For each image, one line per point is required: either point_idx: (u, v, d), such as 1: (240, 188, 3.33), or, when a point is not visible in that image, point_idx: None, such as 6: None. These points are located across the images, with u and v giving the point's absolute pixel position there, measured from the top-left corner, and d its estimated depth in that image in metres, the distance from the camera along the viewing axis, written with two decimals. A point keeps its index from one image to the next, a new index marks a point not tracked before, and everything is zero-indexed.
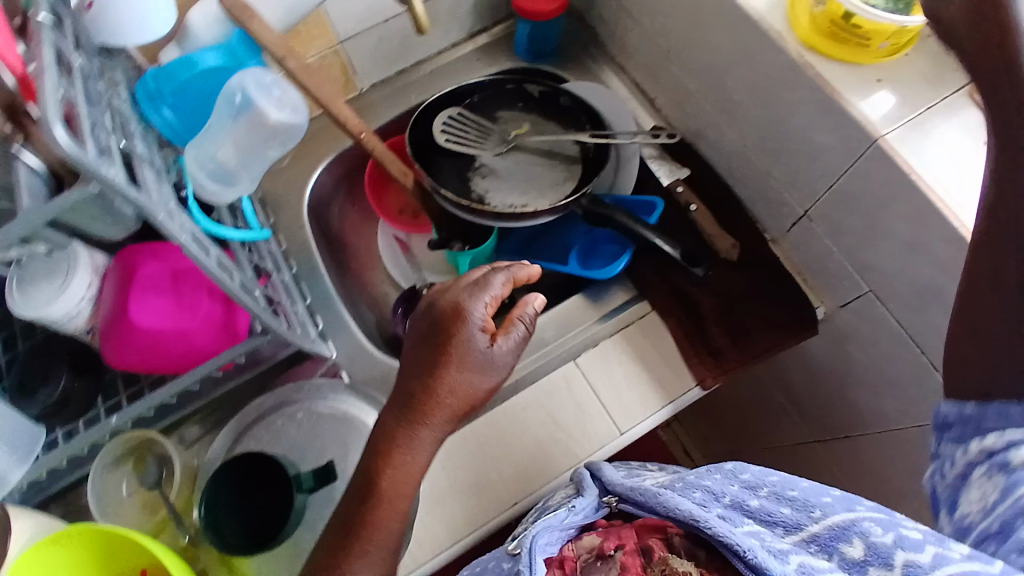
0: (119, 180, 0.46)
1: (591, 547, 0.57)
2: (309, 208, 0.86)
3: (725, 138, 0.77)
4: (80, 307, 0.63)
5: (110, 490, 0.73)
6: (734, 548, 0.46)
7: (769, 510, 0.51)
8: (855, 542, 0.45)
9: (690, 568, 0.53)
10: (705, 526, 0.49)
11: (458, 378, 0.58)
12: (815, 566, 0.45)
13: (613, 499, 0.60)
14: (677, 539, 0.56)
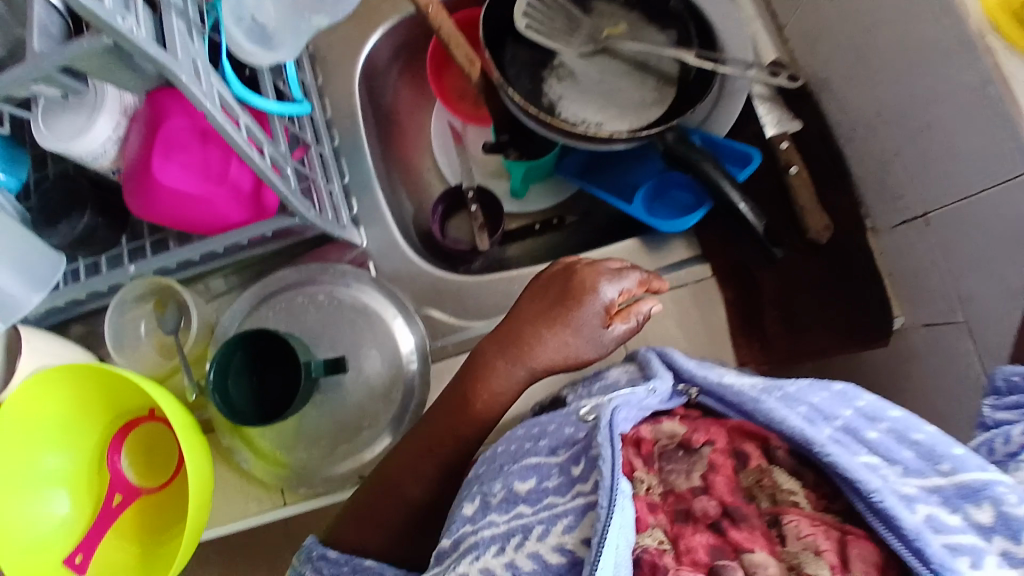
0: (137, 35, 0.40)
1: (671, 433, 0.48)
2: (361, 76, 0.77)
3: (857, 98, 0.65)
4: (106, 149, 0.56)
5: (127, 328, 0.69)
6: (859, 486, 0.39)
7: (888, 445, 0.42)
8: (984, 505, 0.38)
9: (798, 490, 0.43)
10: (820, 449, 0.42)
11: (560, 351, 0.56)
12: (945, 522, 0.38)
13: (693, 389, 0.51)
14: (781, 452, 0.45)
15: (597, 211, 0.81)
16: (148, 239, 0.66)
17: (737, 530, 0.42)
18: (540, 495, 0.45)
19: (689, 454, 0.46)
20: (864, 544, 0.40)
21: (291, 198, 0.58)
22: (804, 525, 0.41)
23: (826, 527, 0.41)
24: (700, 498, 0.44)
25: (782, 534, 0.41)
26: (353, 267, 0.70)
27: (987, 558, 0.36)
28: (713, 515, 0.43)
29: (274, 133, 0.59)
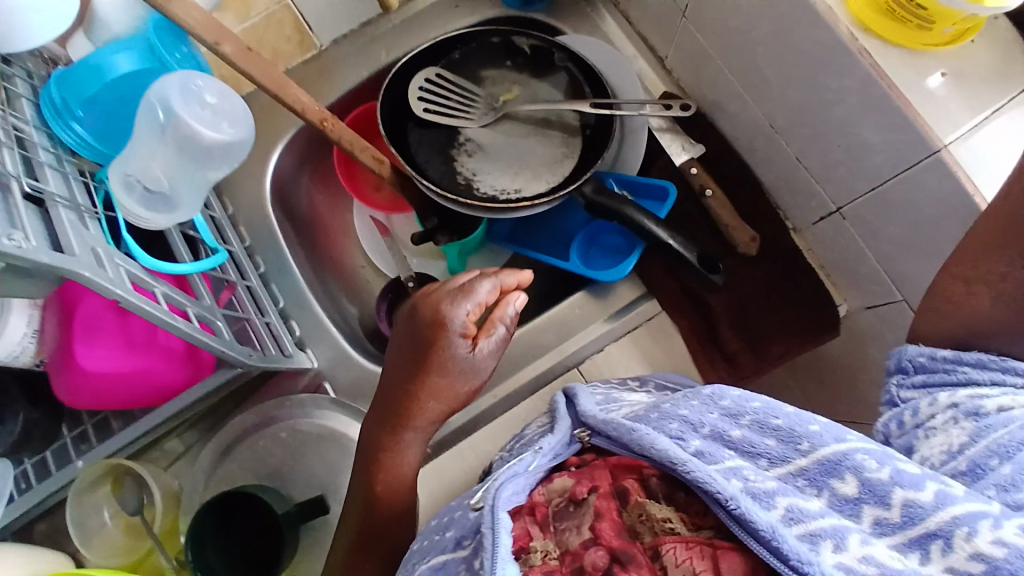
0: (25, 248, 0.38)
1: (562, 489, 0.44)
2: (271, 193, 0.74)
3: (749, 113, 0.67)
4: (25, 346, 0.53)
5: (88, 518, 0.64)
6: (714, 496, 0.37)
7: (751, 440, 0.42)
8: (846, 478, 0.38)
9: (672, 515, 0.41)
10: (677, 466, 0.39)
11: (438, 384, 0.55)
12: (804, 510, 0.37)
13: (584, 433, 0.48)
14: (654, 480, 0.43)
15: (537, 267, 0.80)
16: (88, 423, 0.63)
17: (624, 573, 0.38)
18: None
19: (578, 508, 0.43)
20: (734, 554, 0.37)
21: (228, 351, 0.55)
22: (678, 550, 0.38)
23: (700, 546, 0.38)
24: (590, 550, 0.40)
25: (662, 564, 0.38)
26: (310, 393, 0.68)
27: (850, 538, 0.35)
28: (602, 565, 0.39)
29: (196, 292, 0.57)
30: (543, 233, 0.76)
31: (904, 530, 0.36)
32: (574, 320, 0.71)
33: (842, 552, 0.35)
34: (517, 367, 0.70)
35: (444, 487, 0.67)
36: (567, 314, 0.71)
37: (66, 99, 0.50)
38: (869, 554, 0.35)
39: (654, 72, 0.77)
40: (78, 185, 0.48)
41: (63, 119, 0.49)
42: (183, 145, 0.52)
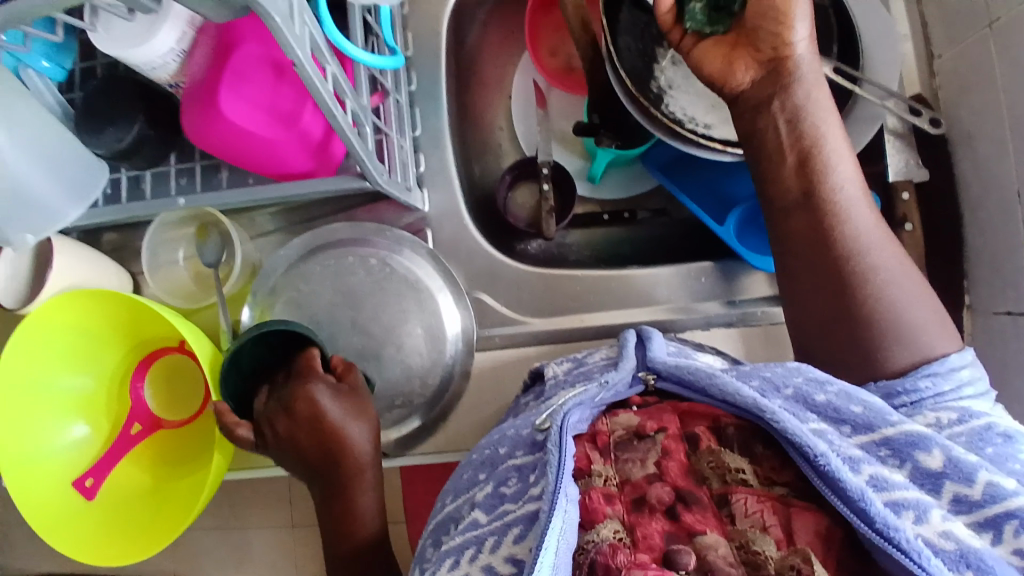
0: None
1: (627, 424, 0.43)
2: (451, 14, 0.68)
3: (1002, 169, 0.58)
4: (168, 61, 0.48)
5: (165, 249, 0.66)
6: (804, 450, 0.36)
7: (835, 406, 0.41)
8: (933, 452, 0.38)
9: (746, 466, 0.40)
10: (772, 417, 0.38)
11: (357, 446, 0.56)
12: (889, 480, 0.36)
13: (650, 377, 0.44)
14: (731, 429, 0.42)
15: (672, 211, 0.74)
16: (197, 162, 0.61)
17: (688, 513, 0.39)
18: (495, 502, 0.41)
19: (644, 442, 0.42)
20: (808, 515, 0.38)
21: (367, 163, 0.51)
22: (750, 501, 0.39)
23: (772, 502, 0.38)
24: (654, 484, 0.40)
25: (731, 513, 0.38)
26: (410, 234, 0.66)
27: (932, 512, 0.35)
28: (666, 501, 0.39)
29: (357, 86, 0.51)
30: (705, 184, 0.67)
31: (982, 508, 0.36)
32: (691, 287, 0.67)
33: (922, 524, 0.35)
34: (613, 306, 0.67)
35: (492, 384, 0.65)
36: (685, 276, 0.67)
37: None
38: (949, 530, 0.34)
39: (915, 64, 0.66)
40: None
41: None
42: None
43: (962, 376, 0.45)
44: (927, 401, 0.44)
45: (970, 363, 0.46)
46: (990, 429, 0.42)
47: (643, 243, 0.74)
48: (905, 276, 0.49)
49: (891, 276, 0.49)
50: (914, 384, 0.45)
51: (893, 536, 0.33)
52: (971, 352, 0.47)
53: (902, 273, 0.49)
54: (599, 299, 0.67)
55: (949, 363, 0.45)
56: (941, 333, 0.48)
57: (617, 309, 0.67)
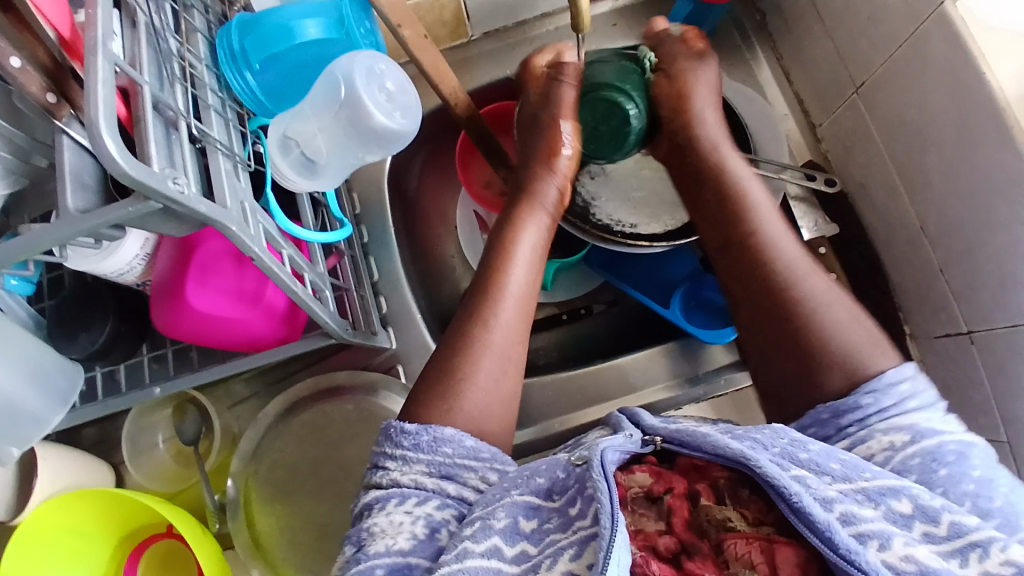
0: (185, 192, 0.38)
1: (641, 482, 0.45)
2: (389, 169, 0.75)
3: (900, 211, 0.65)
4: (133, 266, 0.51)
5: (146, 434, 0.67)
6: (781, 490, 0.39)
7: (817, 461, 0.43)
8: (901, 498, 0.41)
9: (733, 514, 0.43)
10: (757, 465, 0.40)
11: (516, 282, 0.59)
12: (858, 515, 0.40)
13: (657, 438, 0.45)
14: (722, 481, 0.44)
15: (625, 299, 0.79)
16: (169, 348, 0.64)
17: (690, 561, 0.41)
18: (540, 534, 0.44)
19: (654, 503, 0.44)
20: (788, 549, 0.40)
21: (330, 324, 0.56)
22: (739, 544, 0.41)
23: (759, 542, 0.41)
24: (663, 536, 0.43)
25: (725, 559, 0.41)
26: (383, 374, 0.68)
27: (895, 540, 0.39)
28: (672, 551, 0.42)
29: (311, 257, 0.57)
30: (645, 273, 0.74)
31: (949, 541, 0.40)
32: (658, 369, 0.71)
33: (886, 551, 0.38)
34: (591, 402, 0.70)
35: None
36: (647, 360, 0.71)
37: (244, 48, 0.49)
38: (911, 554, 0.38)
39: (801, 135, 0.75)
40: (236, 133, 0.46)
41: (237, 66, 0.48)
42: (352, 128, 0.49)
43: (903, 389, 0.48)
44: (873, 418, 0.47)
45: (909, 376, 0.49)
46: (942, 446, 0.45)
47: (605, 334, 0.79)
48: (822, 290, 0.55)
49: (813, 294, 0.55)
50: (858, 402, 0.48)
51: (855, 560, 0.37)
52: (910, 365, 0.50)
53: (831, 298, 0.55)
54: (572, 398, 0.70)
55: (890, 379, 0.49)
56: (879, 353, 0.52)
57: (590, 407, 0.70)
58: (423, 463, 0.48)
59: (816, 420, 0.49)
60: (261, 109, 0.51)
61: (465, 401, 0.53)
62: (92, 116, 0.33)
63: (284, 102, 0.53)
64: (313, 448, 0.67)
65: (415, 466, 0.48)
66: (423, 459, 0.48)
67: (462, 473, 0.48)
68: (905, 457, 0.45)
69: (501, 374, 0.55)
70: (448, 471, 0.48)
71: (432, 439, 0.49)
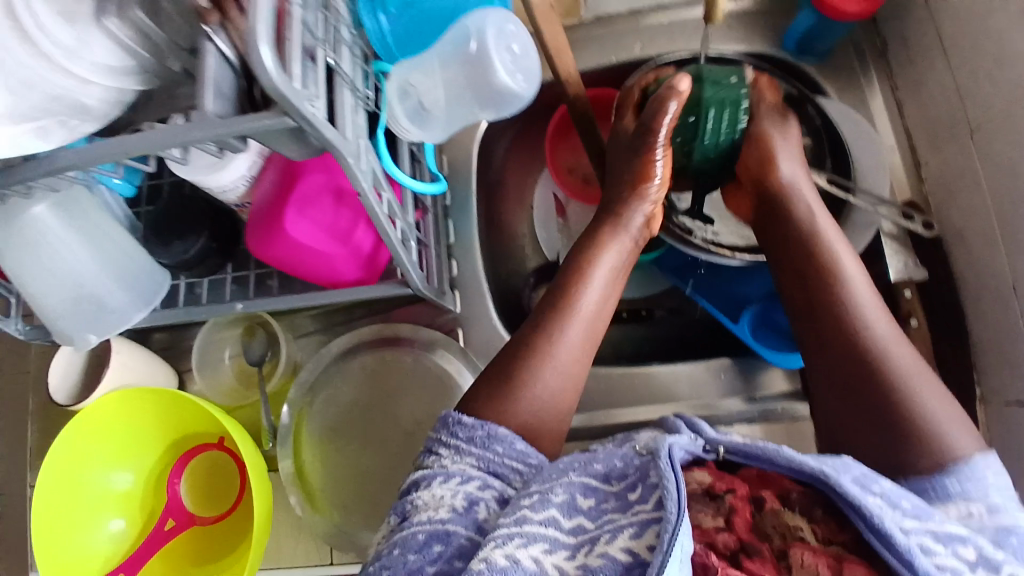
0: (316, 116, 0.40)
1: (701, 481, 0.45)
2: (481, 138, 0.76)
3: (997, 266, 0.63)
4: (236, 185, 0.54)
5: (212, 349, 0.70)
6: (861, 511, 0.39)
7: (893, 492, 0.42)
8: (968, 546, 0.40)
9: (804, 524, 0.42)
10: (836, 483, 0.40)
11: (587, 299, 0.60)
12: (933, 548, 0.39)
13: (720, 448, 0.45)
14: (794, 494, 0.43)
15: (689, 306, 0.79)
16: (251, 271, 0.66)
17: (750, 561, 0.40)
18: (598, 512, 0.43)
19: (714, 500, 0.44)
20: (861, 568, 0.39)
21: (411, 273, 0.57)
22: (806, 554, 0.40)
23: (827, 558, 0.40)
24: (721, 533, 0.42)
25: (788, 564, 0.40)
26: (443, 334, 0.69)
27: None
28: (730, 548, 0.41)
29: (405, 205, 0.59)
30: (719, 284, 0.73)
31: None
32: (715, 380, 0.70)
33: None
34: (641, 401, 0.70)
35: None
36: (704, 371, 0.70)
37: None
38: None
39: (903, 173, 0.73)
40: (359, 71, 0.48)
41: (372, 7, 0.49)
42: (475, 83, 0.50)
43: (990, 479, 0.46)
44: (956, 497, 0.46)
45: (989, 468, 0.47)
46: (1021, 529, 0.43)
47: (663, 337, 0.78)
48: (908, 363, 0.53)
49: (902, 371, 0.53)
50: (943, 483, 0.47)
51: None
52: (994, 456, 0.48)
53: (917, 371, 0.53)
54: (622, 393, 0.70)
55: (972, 466, 0.47)
56: (968, 436, 0.49)
57: (642, 405, 0.70)
58: (474, 456, 0.49)
59: (913, 490, 0.48)
60: (386, 53, 0.52)
61: (520, 407, 0.54)
62: (251, 27, 0.35)
63: (407, 49, 0.54)
64: (368, 392, 0.69)
65: (465, 457, 0.50)
66: (473, 453, 0.50)
67: (511, 474, 0.49)
68: (978, 524, 0.43)
69: (559, 390, 0.56)
70: (496, 467, 0.49)
71: (486, 436, 0.50)
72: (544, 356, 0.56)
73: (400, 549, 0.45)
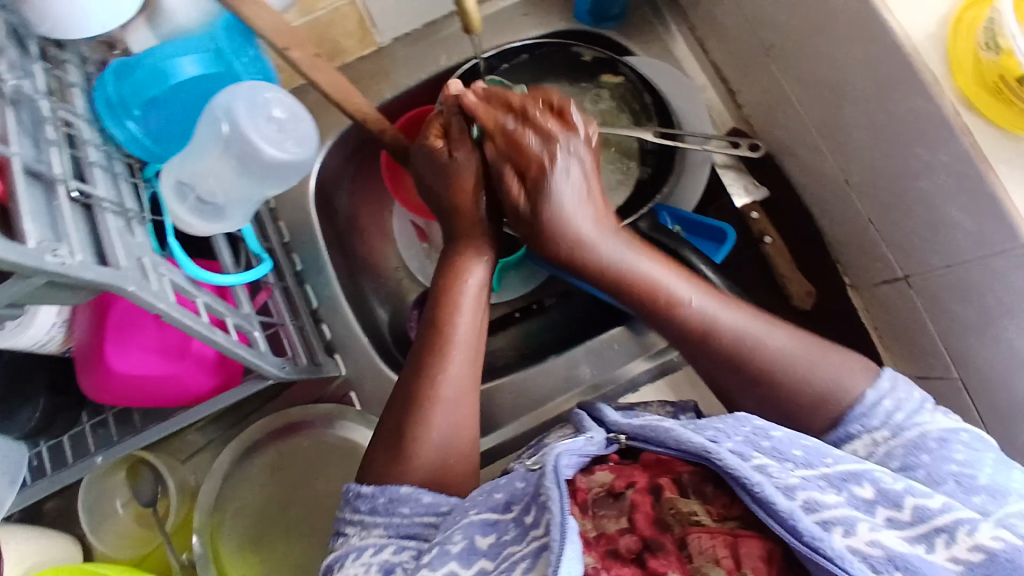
0: (69, 263, 0.36)
1: (602, 481, 0.46)
2: (316, 194, 0.73)
3: (825, 167, 0.65)
4: (52, 335, 0.50)
5: (103, 501, 0.66)
6: (742, 481, 0.40)
7: (780, 448, 0.44)
8: (864, 484, 0.42)
9: (698, 508, 0.43)
10: (717, 457, 0.41)
11: (463, 328, 0.56)
12: (821, 501, 0.40)
13: (621, 436, 0.47)
14: (685, 476, 0.45)
15: (575, 289, 0.79)
16: (109, 412, 0.61)
17: (654, 559, 0.41)
18: (499, 548, 0.43)
19: (617, 500, 0.45)
20: (752, 541, 0.40)
21: (266, 366, 0.54)
22: (703, 538, 0.41)
23: (723, 536, 0.41)
24: (625, 536, 0.43)
25: (688, 553, 0.40)
26: (337, 403, 0.67)
27: (860, 525, 0.39)
28: (634, 551, 0.42)
29: (236, 302, 0.55)
30: None
31: (914, 526, 0.40)
32: (611, 356, 0.71)
33: (851, 536, 0.39)
34: (551, 398, 0.70)
35: None
36: (599, 349, 0.71)
37: (123, 95, 0.47)
38: (875, 539, 0.39)
39: (722, 103, 0.75)
40: (127, 187, 0.45)
41: (117, 115, 0.46)
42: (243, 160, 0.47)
43: (886, 406, 0.49)
44: (860, 435, 0.49)
45: (888, 391, 0.50)
46: (924, 436, 0.46)
47: (562, 325, 0.79)
48: (785, 347, 0.53)
49: (779, 355, 0.53)
50: (846, 432, 0.50)
51: (821, 546, 0.37)
52: (889, 374, 0.51)
53: (797, 352, 0.53)
54: (531, 398, 0.70)
55: (869, 400, 0.49)
56: (859, 373, 0.51)
57: (552, 402, 0.70)
58: (380, 526, 0.48)
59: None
60: (150, 155, 0.49)
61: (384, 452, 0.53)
62: None
63: (173, 144, 0.51)
64: (279, 491, 0.66)
65: (373, 529, 0.48)
66: (379, 523, 0.48)
67: (424, 530, 0.48)
68: (887, 451, 0.47)
69: (455, 430, 0.54)
70: (405, 530, 0.48)
71: (388, 500, 0.49)
72: (436, 398, 0.54)
73: None
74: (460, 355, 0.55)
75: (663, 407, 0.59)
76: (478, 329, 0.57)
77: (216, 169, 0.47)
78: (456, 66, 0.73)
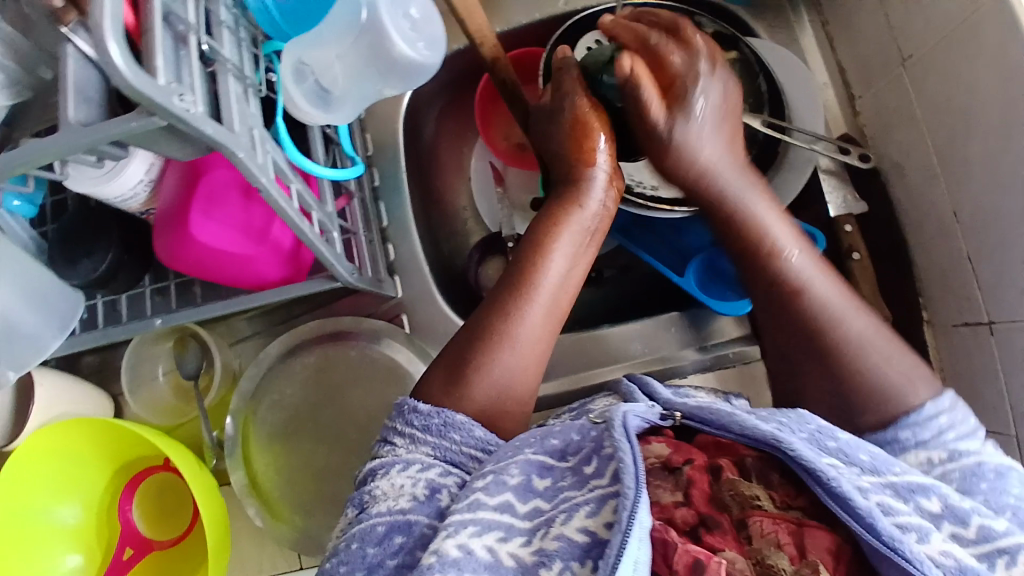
0: (191, 112, 0.36)
1: (659, 453, 0.46)
2: (405, 113, 0.71)
3: (934, 193, 0.62)
4: (137, 192, 0.50)
5: (144, 366, 0.67)
6: (817, 475, 0.40)
7: (848, 449, 0.43)
8: (932, 497, 0.42)
9: (761, 493, 0.43)
10: (789, 448, 0.41)
11: (550, 278, 0.56)
12: (895, 507, 0.40)
13: (676, 414, 0.46)
14: (750, 459, 0.45)
15: (638, 265, 0.78)
16: (171, 281, 0.63)
17: (710, 534, 0.41)
18: (555, 491, 0.44)
19: (673, 473, 0.45)
20: (820, 533, 0.41)
21: (335, 265, 0.54)
22: (765, 523, 0.41)
23: (787, 523, 0.41)
24: (680, 508, 0.43)
25: (748, 534, 0.41)
26: (387, 323, 0.67)
27: (933, 535, 0.39)
28: (690, 523, 0.42)
29: (320, 196, 0.54)
30: (662, 241, 0.72)
31: (977, 544, 0.40)
32: (664, 338, 0.70)
33: (925, 544, 0.39)
34: (595, 366, 0.69)
35: None
36: (653, 330, 0.70)
37: None
38: (949, 549, 0.38)
39: (838, 107, 0.71)
40: (248, 55, 0.44)
41: None
42: (374, 53, 0.46)
43: (941, 422, 0.49)
44: (910, 451, 0.48)
45: (947, 408, 0.49)
46: (981, 465, 0.46)
47: (617, 299, 0.78)
48: (866, 329, 0.54)
49: (856, 336, 0.53)
50: (896, 438, 0.49)
51: (900, 547, 0.38)
52: (949, 395, 0.50)
53: (871, 335, 0.53)
54: (574, 362, 0.69)
55: (927, 412, 0.49)
56: (923, 383, 0.51)
57: (598, 368, 0.69)
58: (428, 445, 0.48)
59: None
60: (275, 31, 0.48)
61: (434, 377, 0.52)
62: (96, 20, 0.31)
63: (299, 24, 0.50)
64: (316, 393, 0.67)
65: (421, 446, 0.48)
66: (428, 442, 0.48)
67: (467, 460, 0.48)
68: (942, 472, 0.46)
69: (520, 370, 0.54)
70: (451, 455, 0.48)
71: (442, 423, 0.49)
72: (513, 335, 0.54)
73: (360, 543, 0.44)
74: (536, 309, 0.56)
75: (715, 393, 0.57)
76: (564, 283, 0.57)
77: (351, 54, 0.46)
78: (574, 11, 0.71)
